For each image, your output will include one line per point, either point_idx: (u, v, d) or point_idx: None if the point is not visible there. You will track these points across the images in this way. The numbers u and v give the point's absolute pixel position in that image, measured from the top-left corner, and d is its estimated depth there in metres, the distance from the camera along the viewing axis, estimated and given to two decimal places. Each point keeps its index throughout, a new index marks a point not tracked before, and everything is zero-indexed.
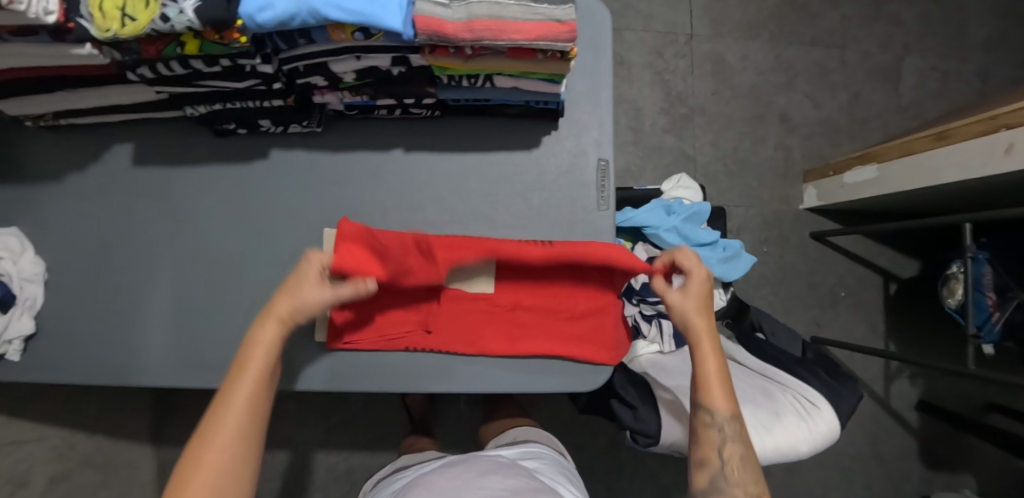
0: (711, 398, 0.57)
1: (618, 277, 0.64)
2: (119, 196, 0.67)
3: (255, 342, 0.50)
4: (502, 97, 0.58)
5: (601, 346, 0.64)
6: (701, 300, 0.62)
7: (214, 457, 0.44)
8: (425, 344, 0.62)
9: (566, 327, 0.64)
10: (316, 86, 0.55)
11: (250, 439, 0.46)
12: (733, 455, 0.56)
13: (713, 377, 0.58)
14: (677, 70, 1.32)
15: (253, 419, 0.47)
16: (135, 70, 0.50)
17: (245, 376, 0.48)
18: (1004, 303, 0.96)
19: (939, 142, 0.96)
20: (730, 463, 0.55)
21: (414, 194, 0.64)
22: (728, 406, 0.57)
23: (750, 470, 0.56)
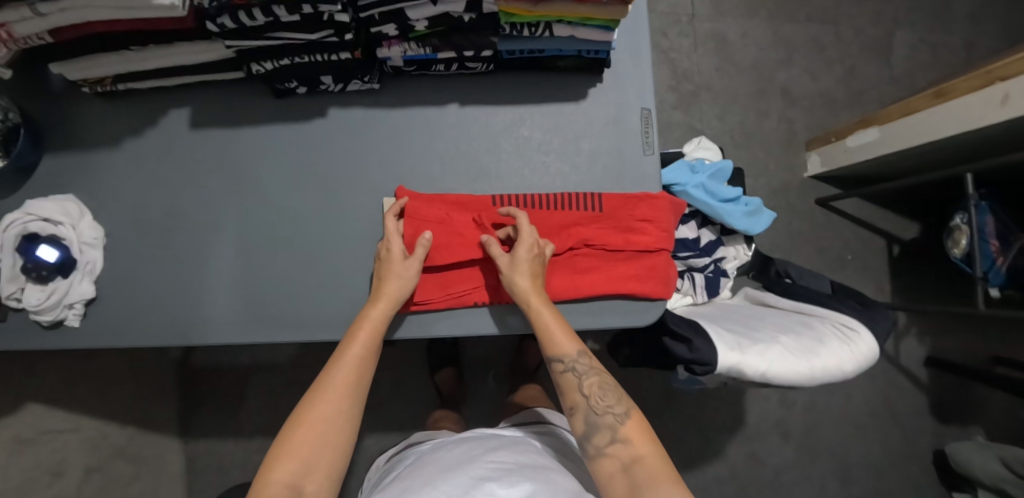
0: (559, 350, 0.61)
1: (662, 218, 0.66)
2: (178, 160, 0.69)
3: (367, 318, 0.59)
4: (557, 48, 0.61)
5: (658, 282, 0.66)
6: (529, 254, 0.60)
7: (326, 408, 0.54)
8: (493, 297, 0.65)
9: (624, 269, 0.65)
10: (386, 37, 0.57)
11: (353, 394, 0.56)
12: (593, 388, 0.61)
13: (554, 332, 0.60)
14: (681, 48, 1.38)
15: (356, 377, 0.57)
16: (216, 20, 0.53)
17: (356, 342, 0.57)
18: (1007, 247, 1.03)
19: (938, 100, 1.03)
20: (594, 400, 0.61)
21: (470, 147, 0.67)
22: (575, 351, 0.61)
23: (612, 393, 0.62)
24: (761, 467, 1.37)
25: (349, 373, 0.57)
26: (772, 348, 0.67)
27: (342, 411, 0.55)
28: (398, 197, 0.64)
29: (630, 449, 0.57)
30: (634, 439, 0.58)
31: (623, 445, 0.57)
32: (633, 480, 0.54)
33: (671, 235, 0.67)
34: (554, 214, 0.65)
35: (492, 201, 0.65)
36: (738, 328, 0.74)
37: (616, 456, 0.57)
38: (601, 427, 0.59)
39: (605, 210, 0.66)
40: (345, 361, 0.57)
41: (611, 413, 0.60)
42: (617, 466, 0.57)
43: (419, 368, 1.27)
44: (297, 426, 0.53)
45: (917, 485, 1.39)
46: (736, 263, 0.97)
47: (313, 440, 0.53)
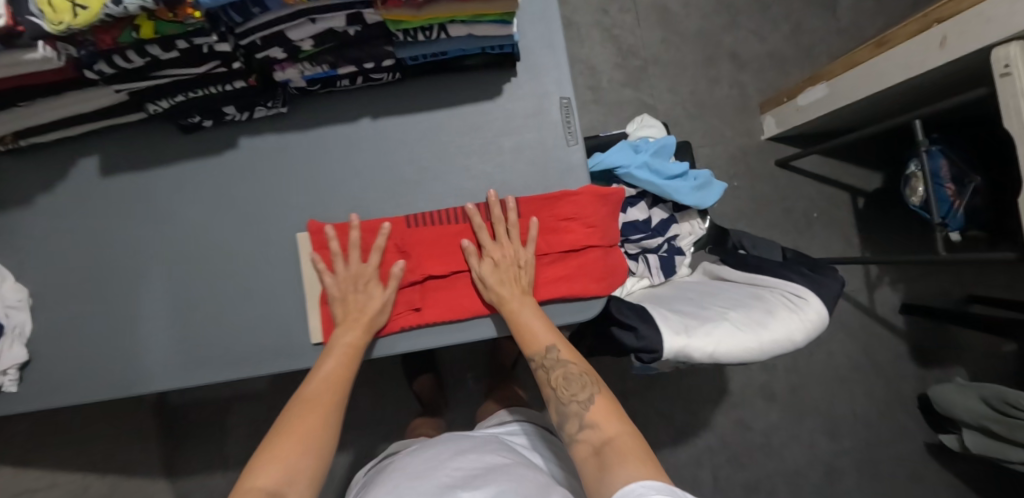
0: (529, 346, 0.61)
1: (586, 214, 0.65)
2: (97, 209, 0.67)
3: (343, 336, 0.59)
4: (458, 48, 0.59)
5: (588, 279, 0.65)
6: (496, 262, 0.63)
7: (305, 421, 0.53)
8: (419, 321, 0.63)
9: (551, 271, 0.66)
10: (276, 60, 0.55)
11: (332, 411, 0.56)
12: (561, 379, 0.60)
13: (525, 330, 0.60)
14: (624, 24, 1.35)
15: (337, 392, 0.57)
16: (93, 67, 0.51)
17: (335, 356, 0.59)
18: (962, 190, 1.02)
19: (880, 49, 1.01)
20: (562, 391, 0.59)
21: (390, 159, 0.66)
22: (544, 345, 0.60)
23: (579, 384, 0.59)
24: (750, 433, 1.38)
25: (327, 386, 0.57)
26: (720, 326, 0.67)
27: (321, 422, 0.54)
28: (312, 230, 0.63)
29: (598, 431, 0.54)
30: (603, 422, 0.55)
31: (591, 429, 0.55)
32: (601, 457, 0.51)
33: (598, 230, 0.66)
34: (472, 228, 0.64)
35: (407, 222, 0.64)
36: (689, 309, 0.73)
37: (587, 439, 0.54)
38: (568, 416, 0.57)
39: (525, 216, 0.65)
40: (320, 376, 0.58)
41: (575, 401, 0.58)
42: (589, 450, 0.53)
43: (397, 378, 1.27)
44: (284, 435, 0.52)
45: (905, 431, 1.41)
46: (691, 239, 0.96)
47: (297, 448, 0.51)
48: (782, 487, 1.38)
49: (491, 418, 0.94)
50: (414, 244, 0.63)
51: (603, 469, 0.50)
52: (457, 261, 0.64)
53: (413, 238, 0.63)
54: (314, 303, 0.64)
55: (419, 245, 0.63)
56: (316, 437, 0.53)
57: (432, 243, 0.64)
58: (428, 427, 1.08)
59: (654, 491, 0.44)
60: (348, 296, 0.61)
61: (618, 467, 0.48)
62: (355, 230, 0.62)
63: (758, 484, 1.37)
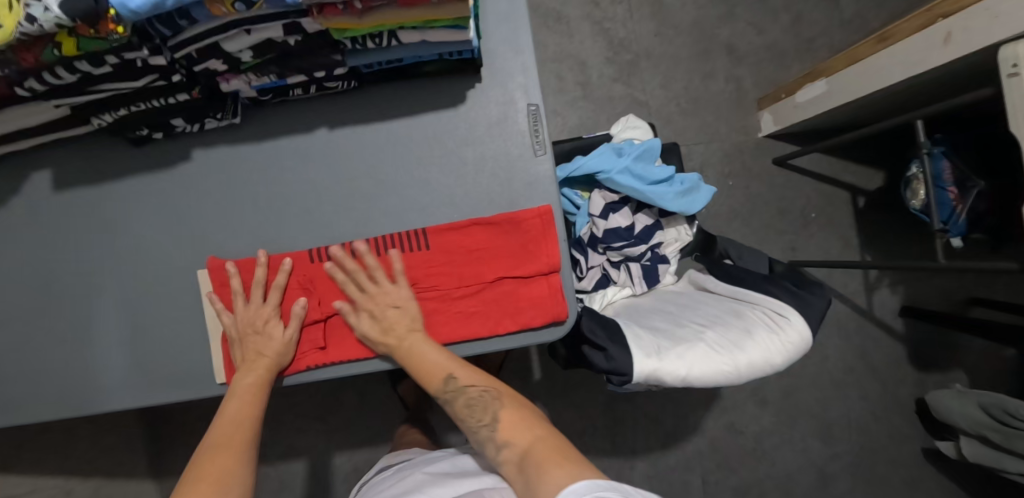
0: (429, 381, 0.59)
1: (497, 242, 0.61)
2: (49, 224, 0.65)
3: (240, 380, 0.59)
4: (414, 55, 0.55)
5: (501, 316, 0.60)
6: (371, 311, 0.60)
7: (211, 470, 0.53)
8: (324, 360, 0.62)
9: (462, 306, 0.61)
10: (218, 72, 0.52)
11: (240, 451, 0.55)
12: (465, 407, 0.60)
13: (419, 372, 0.58)
14: (615, 17, 1.30)
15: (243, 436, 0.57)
16: (23, 84, 0.48)
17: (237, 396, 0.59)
18: (965, 193, 0.97)
19: (881, 44, 0.96)
20: (473, 416, 0.59)
21: (348, 172, 0.63)
22: (438, 384, 0.58)
23: (482, 407, 0.60)
24: (742, 437, 1.35)
25: (233, 428, 0.57)
26: (694, 348, 0.63)
27: (232, 462, 0.54)
28: (211, 269, 0.61)
29: (512, 446, 0.56)
30: (513, 434, 0.56)
31: (507, 447, 0.56)
32: (522, 471, 0.52)
33: (512, 261, 0.61)
34: (378, 261, 0.61)
35: (311, 257, 0.61)
36: (663, 326, 0.70)
37: (508, 457, 0.55)
38: (484, 441, 0.58)
39: (434, 247, 0.61)
40: (227, 419, 0.58)
41: (483, 425, 0.58)
42: (512, 466, 0.54)
43: (381, 381, 1.25)
44: (195, 481, 0.51)
45: (901, 435, 1.38)
46: (677, 246, 0.93)
47: (211, 491, 0.51)
48: (772, 491, 1.36)
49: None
50: (319, 279, 0.61)
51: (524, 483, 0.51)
52: (359, 298, 0.61)
53: (317, 274, 0.61)
54: (217, 343, 0.63)
55: (325, 281, 0.61)
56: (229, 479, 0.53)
57: (336, 277, 0.61)
58: (415, 435, 1.07)
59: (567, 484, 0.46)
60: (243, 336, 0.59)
61: (532, 477, 0.50)
62: (260, 267, 0.60)
63: (749, 488, 1.35)
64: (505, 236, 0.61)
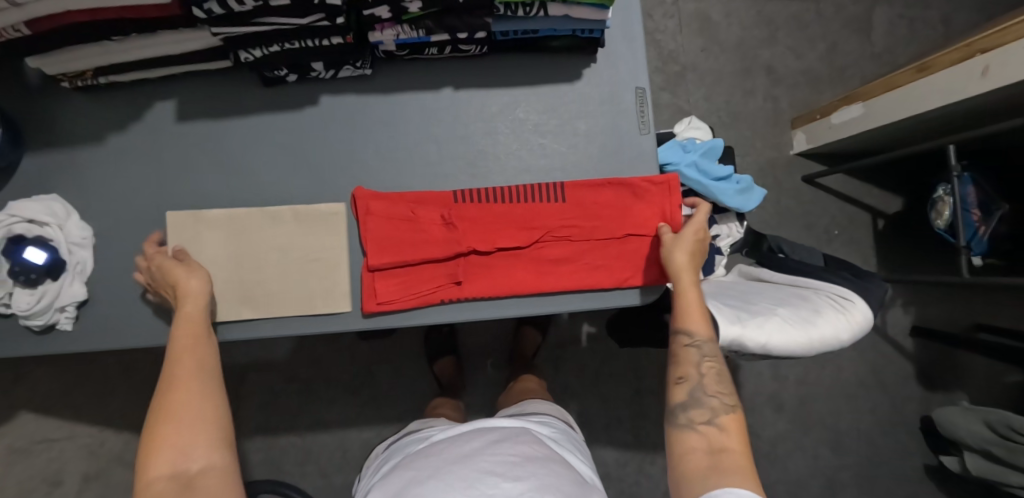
0: (689, 325, 0.62)
1: (632, 202, 0.67)
2: (168, 152, 0.67)
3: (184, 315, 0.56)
4: (551, 27, 0.60)
5: (626, 271, 0.66)
6: (688, 251, 0.63)
7: (176, 403, 0.51)
8: (457, 295, 0.64)
9: (593, 257, 0.66)
10: (379, 20, 0.57)
11: (203, 380, 0.54)
12: (712, 371, 0.62)
13: (693, 308, 0.63)
14: (666, 29, 1.38)
15: (204, 368, 0.55)
16: (203, 6, 0.51)
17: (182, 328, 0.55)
18: (989, 216, 1.06)
19: (920, 73, 1.04)
20: (704, 381, 0.62)
21: (466, 131, 0.67)
22: (705, 335, 0.62)
23: (725, 385, 0.62)
24: (757, 440, 1.40)
25: (192, 364, 0.54)
26: (772, 320, 0.69)
27: (196, 385, 0.53)
28: (357, 198, 0.64)
29: (724, 434, 0.57)
30: (732, 430, 0.58)
31: (718, 429, 0.58)
32: (715, 459, 0.55)
33: (640, 221, 0.66)
34: (516, 207, 0.65)
35: (455, 197, 0.65)
36: (737, 303, 0.75)
37: (706, 434, 0.58)
38: (704, 405, 0.60)
39: (569, 201, 0.66)
40: (185, 353, 0.54)
41: (717, 398, 0.60)
42: (703, 442, 0.57)
43: (417, 358, 1.26)
44: (162, 415, 0.50)
45: (905, 451, 1.44)
46: (729, 241, 0.97)
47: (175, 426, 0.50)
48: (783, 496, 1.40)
49: (512, 407, 0.97)
50: (461, 218, 0.64)
51: (715, 468, 0.53)
52: (499, 239, 0.64)
53: (461, 214, 0.64)
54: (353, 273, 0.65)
55: (466, 222, 0.64)
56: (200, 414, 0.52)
57: (479, 219, 0.64)
58: (447, 407, 1.08)
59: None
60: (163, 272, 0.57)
61: (730, 474, 0.52)
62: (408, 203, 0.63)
63: None
64: (633, 200, 0.67)
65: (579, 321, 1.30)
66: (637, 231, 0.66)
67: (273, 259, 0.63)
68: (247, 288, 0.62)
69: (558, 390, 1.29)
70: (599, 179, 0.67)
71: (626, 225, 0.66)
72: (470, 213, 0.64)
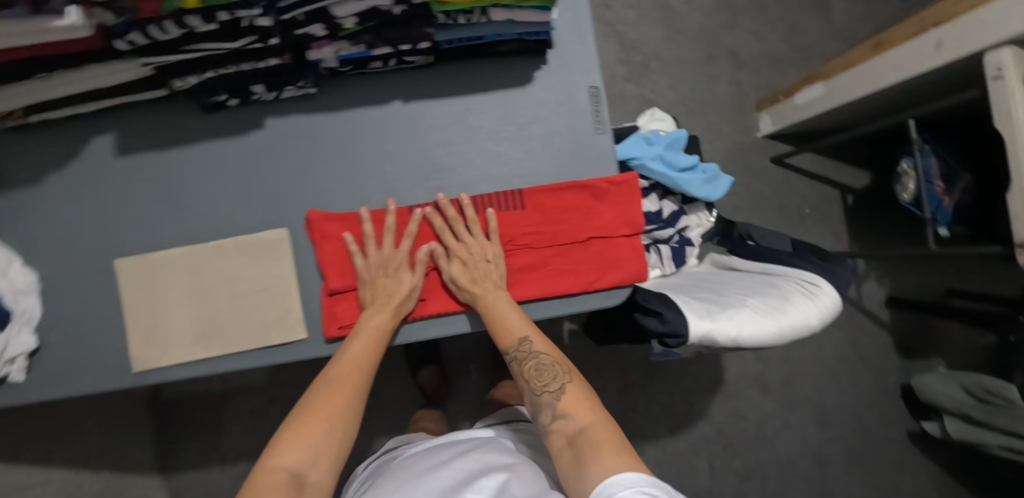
0: (502, 341, 0.62)
1: (594, 204, 0.66)
2: (112, 188, 0.64)
3: (366, 327, 0.61)
4: (496, 33, 0.59)
5: (590, 275, 0.66)
6: (462, 268, 0.63)
7: (333, 404, 0.58)
8: (421, 312, 0.65)
9: (555, 264, 0.66)
10: (315, 38, 0.55)
11: (354, 394, 0.59)
12: (536, 370, 0.61)
13: (497, 324, 0.61)
14: (627, 20, 1.37)
15: (358, 382, 0.60)
16: (125, 37, 0.48)
17: (361, 337, 0.61)
18: (951, 186, 1.08)
19: (878, 50, 1.04)
20: (534, 382, 0.61)
21: (421, 144, 0.65)
22: (517, 342, 0.61)
23: (552, 376, 0.61)
24: (745, 422, 1.42)
25: (354, 375, 0.60)
26: (742, 312, 0.69)
27: (344, 401, 0.58)
28: (311, 221, 0.62)
29: (571, 424, 0.56)
30: (575, 414, 0.57)
31: (564, 421, 0.57)
32: (577, 449, 0.54)
33: (601, 223, 0.66)
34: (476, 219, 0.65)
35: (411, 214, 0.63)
36: (709, 296, 0.75)
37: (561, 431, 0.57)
38: (543, 405, 0.59)
39: (529, 207, 0.65)
40: (348, 362, 0.60)
41: (548, 392, 0.60)
42: (563, 442, 0.56)
43: (399, 370, 1.25)
44: (309, 415, 0.56)
45: (889, 420, 1.47)
46: (700, 231, 0.97)
47: (318, 429, 0.55)
48: (774, 474, 1.43)
49: (490, 416, 0.93)
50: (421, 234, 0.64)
51: (572, 465, 0.53)
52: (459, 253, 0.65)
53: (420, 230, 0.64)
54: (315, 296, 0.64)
55: (425, 238, 0.64)
56: (337, 424, 0.57)
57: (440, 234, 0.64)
58: (427, 421, 1.08)
59: (630, 486, 0.46)
60: (375, 281, 0.62)
61: (587, 462, 0.51)
62: (367, 222, 0.62)
63: (752, 472, 1.42)
64: (595, 201, 0.66)
65: (560, 320, 1.30)
66: (599, 233, 0.66)
67: (223, 294, 0.62)
68: (203, 328, 0.62)
69: None
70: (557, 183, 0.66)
71: (587, 228, 0.66)
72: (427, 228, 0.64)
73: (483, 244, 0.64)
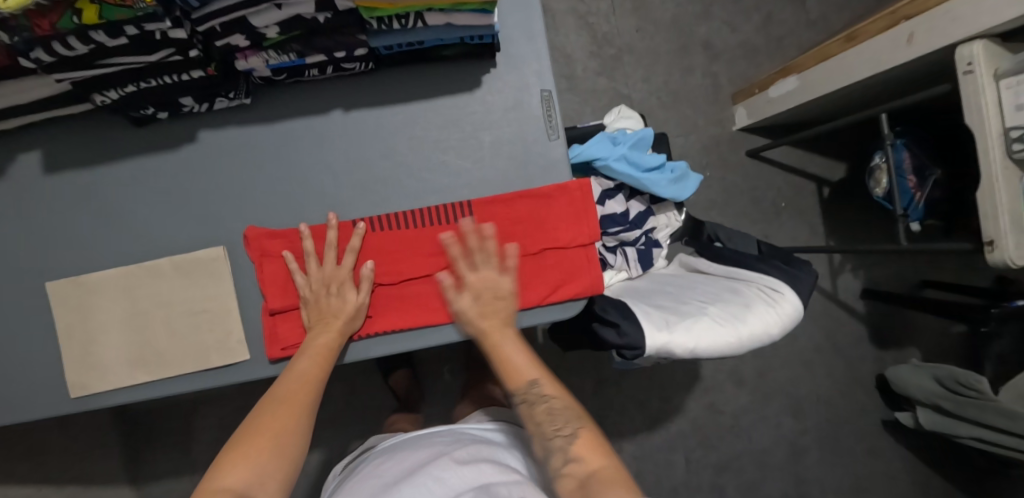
0: (513, 379, 0.61)
1: (546, 214, 0.64)
2: (39, 206, 0.61)
3: (313, 347, 0.58)
4: (435, 38, 0.56)
5: (542, 287, 0.64)
6: (478, 299, 0.61)
7: (282, 421, 0.53)
8: (368, 330, 0.62)
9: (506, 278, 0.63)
10: (238, 48, 0.52)
11: (303, 412, 0.55)
12: (544, 413, 0.59)
13: (509, 359, 0.61)
14: (599, 11, 1.34)
15: (308, 401, 0.56)
16: (29, 55, 0.45)
17: (310, 353, 0.58)
18: (924, 182, 1.07)
19: (850, 43, 1.01)
20: (544, 426, 0.58)
21: (363, 155, 0.63)
22: (526, 381, 0.60)
23: (563, 419, 0.58)
24: (721, 416, 1.42)
25: (305, 393, 0.56)
26: (701, 321, 0.68)
27: (292, 423, 0.53)
28: (250, 239, 0.60)
29: (581, 467, 0.54)
30: (586, 457, 0.54)
31: (574, 463, 0.54)
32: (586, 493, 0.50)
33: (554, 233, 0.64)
34: (425, 232, 0.62)
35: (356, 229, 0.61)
36: (669, 304, 0.74)
37: (572, 474, 0.53)
38: (553, 449, 0.56)
39: (479, 219, 0.63)
40: (296, 379, 0.56)
41: (559, 435, 0.57)
42: (571, 486, 0.53)
43: (371, 373, 1.23)
44: (256, 433, 0.51)
45: (863, 409, 1.48)
46: (668, 231, 0.96)
47: (267, 446, 0.50)
48: (750, 466, 1.44)
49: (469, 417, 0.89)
50: (367, 250, 0.62)
51: None
52: (407, 268, 0.62)
53: (367, 245, 0.62)
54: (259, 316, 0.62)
55: (372, 253, 0.62)
56: (289, 444, 0.52)
57: (387, 248, 0.62)
58: (404, 422, 1.04)
59: None
60: (323, 302, 0.59)
61: None
62: (307, 238, 0.60)
63: (728, 464, 1.43)
64: (548, 211, 0.64)
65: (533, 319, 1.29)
66: (552, 244, 0.64)
67: (160, 317, 0.60)
68: (139, 353, 0.60)
69: None
70: (508, 194, 0.63)
71: (540, 239, 0.64)
72: (371, 244, 0.62)
73: (497, 279, 0.62)
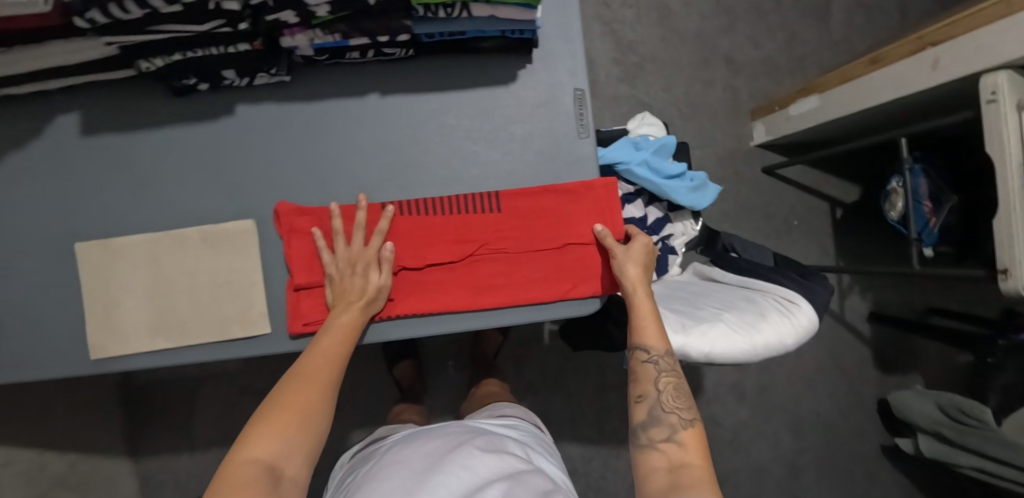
0: (646, 339, 0.60)
1: (572, 210, 0.64)
2: (75, 167, 0.62)
3: (337, 325, 0.58)
4: (478, 29, 0.56)
5: (562, 282, 0.64)
6: (640, 264, 0.63)
7: (307, 396, 0.53)
8: (388, 312, 0.63)
9: (527, 270, 0.64)
10: (286, 24, 0.52)
11: (325, 388, 0.55)
12: (669, 386, 0.59)
13: (647, 317, 0.61)
14: (625, 19, 1.35)
15: (331, 377, 0.56)
16: (84, 15, 0.46)
17: (336, 331, 0.58)
18: (939, 207, 1.07)
19: (874, 66, 1.02)
20: (663, 396, 0.59)
21: (396, 140, 0.64)
22: (661, 348, 0.60)
23: (683, 399, 0.59)
24: (721, 429, 1.42)
25: (328, 369, 0.56)
26: (716, 327, 0.69)
27: (317, 398, 0.53)
28: (280, 214, 0.61)
29: (683, 452, 0.55)
30: (691, 446, 0.55)
31: (676, 446, 0.55)
32: (678, 478, 0.51)
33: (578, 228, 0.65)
34: (451, 219, 0.63)
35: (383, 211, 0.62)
36: (684, 309, 0.75)
37: (667, 452, 0.55)
38: (662, 422, 0.57)
39: (504, 209, 0.64)
40: (321, 355, 0.56)
41: (676, 413, 0.58)
42: (664, 463, 0.54)
43: (375, 362, 1.24)
44: (281, 405, 0.51)
45: (863, 432, 1.48)
46: (684, 239, 0.94)
47: (291, 420, 0.50)
48: (747, 481, 1.43)
49: (481, 412, 0.89)
50: (394, 233, 0.63)
51: (674, 489, 0.50)
52: (431, 254, 0.63)
53: (394, 228, 0.63)
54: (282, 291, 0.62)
55: (397, 237, 0.63)
56: (315, 419, 0.52)
57: (413, 233, 0.63)
58: (409, 412, 1.04)
59: None
60: (349, 281, 0.60)
61: (688, 489, 0.49)
62: (336, 217, 0.61)
63: (725, 478, 1.42)
64: (574, 206, 0.64)
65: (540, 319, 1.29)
66: (575, 240, 0.64)
67: (184, 286, 0.61)
68: (160, 320, 0.61)
69: (520, 389, 1.28)
70: (534, 187, 0.64)
71: (565, 234, 0.64)
72: (397, 226, 0.62)
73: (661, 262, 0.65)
